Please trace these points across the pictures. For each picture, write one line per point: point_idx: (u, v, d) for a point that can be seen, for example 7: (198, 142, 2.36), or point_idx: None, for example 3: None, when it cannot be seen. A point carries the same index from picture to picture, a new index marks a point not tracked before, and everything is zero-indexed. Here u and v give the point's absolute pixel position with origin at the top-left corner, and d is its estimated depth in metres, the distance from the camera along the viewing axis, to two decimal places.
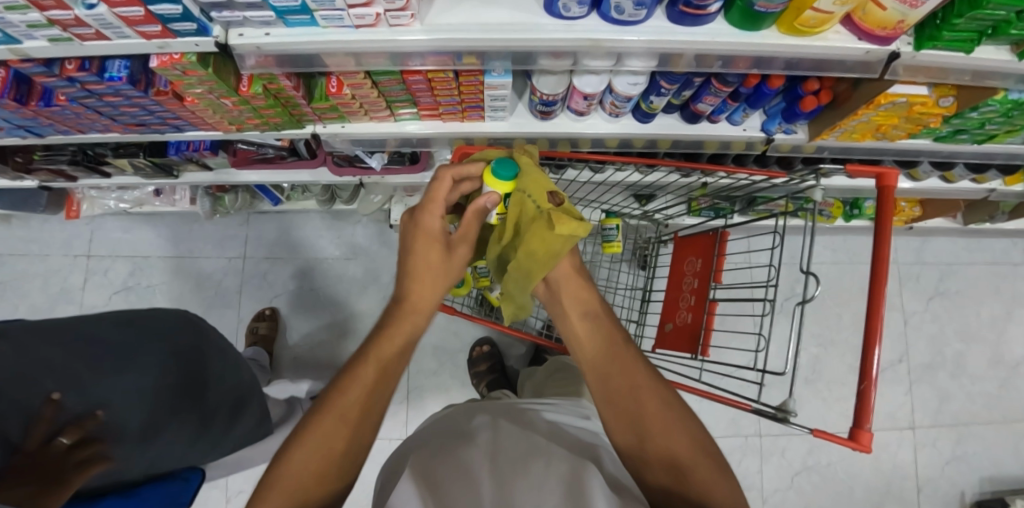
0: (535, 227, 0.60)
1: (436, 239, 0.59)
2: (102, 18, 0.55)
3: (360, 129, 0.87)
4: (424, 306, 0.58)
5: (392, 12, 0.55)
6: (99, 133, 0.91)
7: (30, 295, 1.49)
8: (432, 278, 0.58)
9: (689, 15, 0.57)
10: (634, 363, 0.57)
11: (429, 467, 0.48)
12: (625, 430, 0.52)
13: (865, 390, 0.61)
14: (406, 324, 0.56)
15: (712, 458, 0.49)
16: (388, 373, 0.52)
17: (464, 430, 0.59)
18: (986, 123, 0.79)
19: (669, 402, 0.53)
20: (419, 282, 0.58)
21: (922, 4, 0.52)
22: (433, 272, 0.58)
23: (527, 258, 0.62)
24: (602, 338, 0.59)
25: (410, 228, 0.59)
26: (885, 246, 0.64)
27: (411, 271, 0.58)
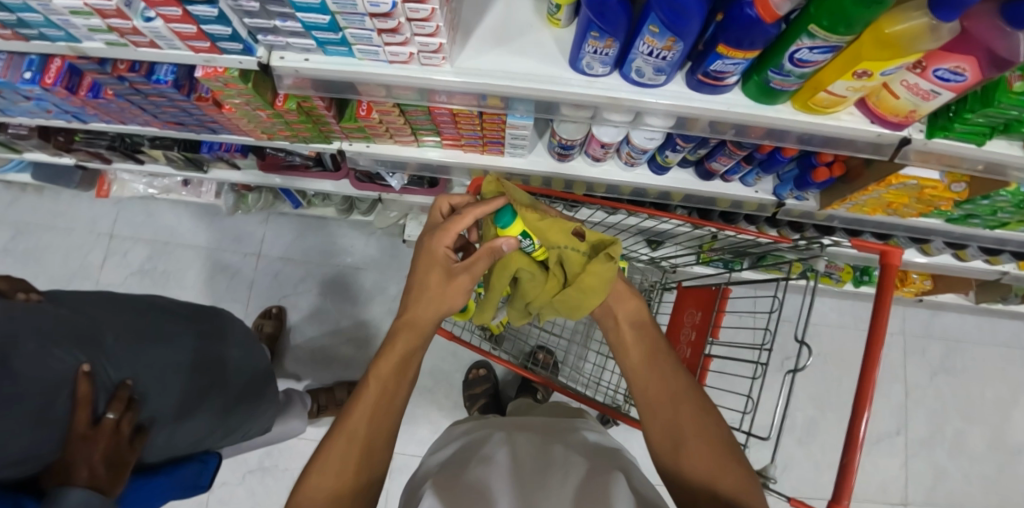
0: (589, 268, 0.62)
1: (440, 263, 0.60)
2: (157, 30, 0.60)
3: (383, 150, 0.90)
4: (419, 328, 0.58)
5: (425, 53, 0.58)
6: (139, 126, 0.96)
7: (51, 266, 1.54)
8: (428, 302, 0.59)
9: (707, 84, 0.60)
10: (676, 371, 0.60)
11: (462, 474, 0.51)
12: (663, 437, 0.56)
13: (848, 463, 0.61)
14: (400, 342, 0.57)
15: (743, 467, 0.52)
16: (394, 386, 0.54)
17: (481, 445, 0.60)
18: (997, 211, 0.80)
19: (703, 412, 0.57)
20: (418, 303, 0.59)
21: (934, 97, 0.54)
22: (432, 292, 0.59)
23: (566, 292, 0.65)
24: (644, 346, 0.63)
25: (418, 255, 0.61)
26: (884, 317, 0.65)
27: (414, 294, 0.59)
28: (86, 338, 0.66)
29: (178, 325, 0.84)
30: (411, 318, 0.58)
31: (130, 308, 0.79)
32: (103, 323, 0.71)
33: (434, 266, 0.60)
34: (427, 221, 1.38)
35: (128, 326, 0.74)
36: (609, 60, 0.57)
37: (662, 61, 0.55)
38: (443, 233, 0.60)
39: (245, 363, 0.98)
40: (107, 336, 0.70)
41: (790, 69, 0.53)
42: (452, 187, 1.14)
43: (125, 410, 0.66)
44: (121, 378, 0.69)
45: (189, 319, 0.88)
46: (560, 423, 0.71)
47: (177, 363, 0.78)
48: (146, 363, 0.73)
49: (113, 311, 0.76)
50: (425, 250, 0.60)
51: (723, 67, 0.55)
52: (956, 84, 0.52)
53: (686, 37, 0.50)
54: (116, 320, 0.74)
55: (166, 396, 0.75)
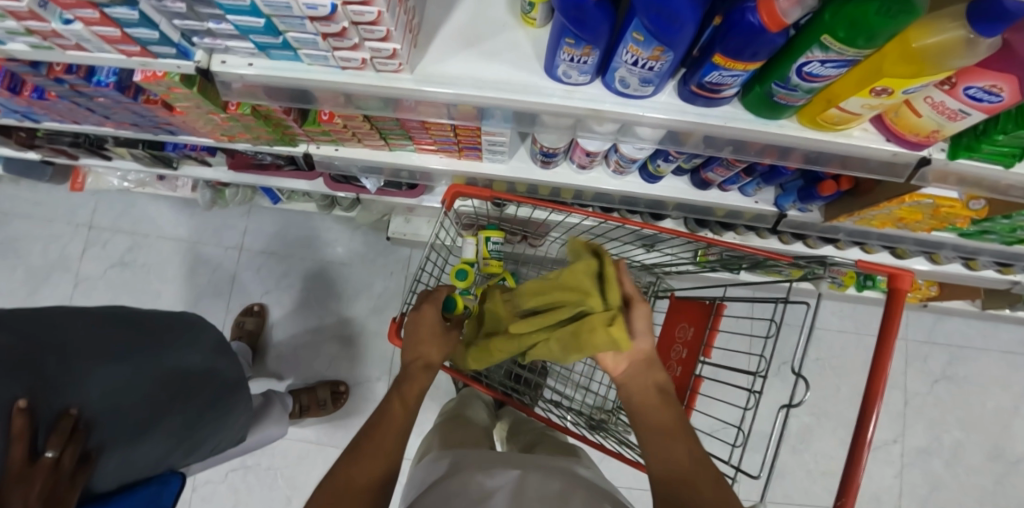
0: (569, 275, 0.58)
1: (438, 325, 0.72)
2: (79, 34, 0.54)
3: (352, 154, 0.83)
4: (431, 369, 0.69)
5: (379, 59, 0.52)
6: (93, 125, 0.88)
7: (24, 260, 1.48)
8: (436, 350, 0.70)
9: (702, 96, 0.52)
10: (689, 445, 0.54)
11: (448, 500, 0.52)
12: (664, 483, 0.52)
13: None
14: (419, 380, 0.67)
15: None
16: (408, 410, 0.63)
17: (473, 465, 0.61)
18: (1016, 229, 0.75)
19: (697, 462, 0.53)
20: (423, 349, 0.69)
21: (962, 117, 0.47)
22: (435, 342, 0.70)
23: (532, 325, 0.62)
24: (664, 412, 0.57)
25: (413, 320, 0.71)
26: (893, 335, 0.58)
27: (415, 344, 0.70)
28: (28, 364, 0.62)
29: (139, 341, 0.79)
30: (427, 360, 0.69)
31: (86, 321, 0.74)
32: (52, 344, 0.66)
33: (432, 324, 0.71)
34: (412, 219, 1.33)
35: (79, 345, 0.70)
36: (589, 69, 0.50)
37: (648, 72, 0.48)
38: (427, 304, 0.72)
39: (214, 373, 0.95)
40: (53, 360, 0.65)
41: (797, 82, 0.46)
42: (434, 188, 1.08)
43: (66, 445, 0.62)
44: (64, 407, 0.65)
45: (154, 332, 0.84)
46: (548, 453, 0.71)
47: (132, 384, 0.75)
48: (95, 388, 0.69)
49: (65, 327, 0.70)
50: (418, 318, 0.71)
51: (719, 79, 0.48)
52: (990, 105, 0.45)
53: (676, 46, 0.43)
54: (67, 339, 0.69)
55: (116, 422, 0.71)
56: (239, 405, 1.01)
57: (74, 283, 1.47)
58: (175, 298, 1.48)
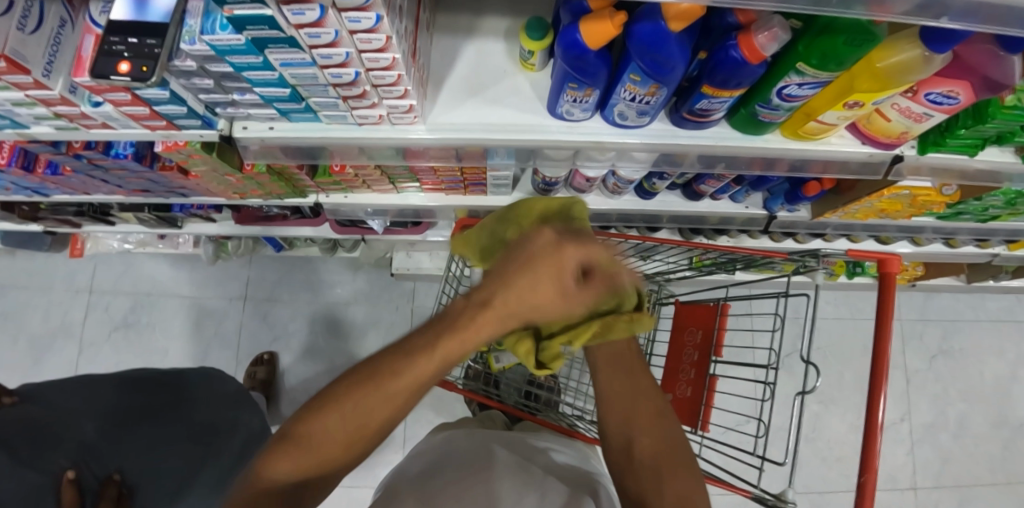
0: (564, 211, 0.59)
1: (563, 277, 0.39)
2: (108, 114, 0.57)
3: (361, 199, 0.87)
4: (501, 323, 0.39)
5: (395, 114, 0.56)
6: (103, 195, 0.90)
7: (24, 331, 1.45)
8: (531, 317, 0.39)
9: (692, 120, 0.57)
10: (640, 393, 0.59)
11: (442, 480, 0.59)
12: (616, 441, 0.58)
13: (866, 486, 0.60)
14: (506, 289, 0.45)
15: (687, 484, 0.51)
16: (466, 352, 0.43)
17: (468, 450, 0.67)
18: (989, 208, 0.81)
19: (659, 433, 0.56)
20: (507, 302, 0.39)
21: (926, 118, 0.53)
22: (544, 228, 0.46)
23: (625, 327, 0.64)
24: (616, 370, 0.61)
25: (530, 250, 0.39)
26: (889, 313, 0.63)
27: (504, 282, 0.39)
28: (64, 436, 0.66)
29: (165, 399, 0.81)
30: (520, 259, 0.47)
31: (116, 389, 0.77)
32: (85, 414, 0.70)
33: (552, 275, 0.39)
34: (414, 253, 1.35)
35: (111, 412, 0.73)
36: (590, 106, 0.55)
37: (645, 105, 0.52)
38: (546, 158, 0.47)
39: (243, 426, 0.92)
40: (89, 430, 0.68)
41: (778, 103, 0.51)
42: (438, 222, 1.11)
43: None
44: (107, 472, 0.68)
45: (179, 391, 0.85)
46: (538, 447, 0.77)
47: (170, 444, 0.77)
48: (133, 451, 0.72)
49: (97, 397, 0.74)
50: (536, 186, 0.46)
51: (709, 106, 0.53)
52: (949, 107, 0.50)
53: (669, 84, 0.47)
54: (99, 406, 0.72)
55: (159, 482, 0.74)
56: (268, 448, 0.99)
57: (78, 350, 1.45)
58: (183, 355, 1.47)
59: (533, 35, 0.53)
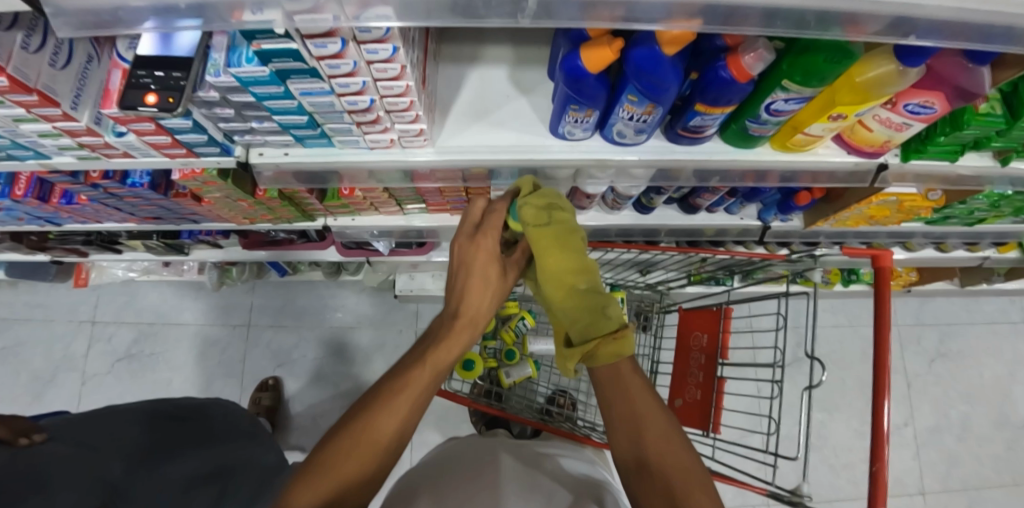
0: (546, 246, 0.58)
1: (494, 260, 0.56)
2: (131, 143, 0.60)
3: (369, 221, 0.89)
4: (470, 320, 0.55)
5: (406, 138, 0.59)
6: (114, 223, 0.91)
7: (27, 364, 1.44)
8: (486, 297, 0.56)
9: (686, 136, 0.60)
10: (640, 398, 0.55)
11: (455, 486, 0.62)
12: (625, 456, 0.54)
13: (878, 473, 0.66)
14: (462, 335, 0.55)
15: (707, 494, 0.50)
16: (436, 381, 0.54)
17: (473, 456, 0.71)
18: (974, 211, 0.85)
19: (670, 435, 0.54)
20: (472, 295, 0.55)
21: (907, 127, 0.56)
22: (485, 287, 0.55)
23: (609, 337, 0.56)
24: (616, 382, 0.56)
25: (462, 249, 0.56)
26: (886, 319, 0.72)
27: (464, 284, 0.55)
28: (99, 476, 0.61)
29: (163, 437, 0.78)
30: (474, 314, 0.55)
31: (133, 425, 0.76)
32: (110, 448, 0.68)
33: (489, 264, 0.56)
34: (416, 274, 1.37)
35: (135, 446, 0.71)
36: (590, 126, 0.58)
37: (643, 124, 0.55)
38: (484, 233, 0.58)
39: (256, 457, 0.95)
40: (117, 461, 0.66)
41: (766, 118, 0.54)
42: (441, 242, 1.14)
43: None
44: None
45: (191, 427, 0.86)
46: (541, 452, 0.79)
47: (188, 480, 0.75)
48: (159, 484, 0.69)
49: (116, 431, 0.72)
50: (472, 251, 0.56)
51: (702, 122, 0.56)
52: (926, 115, 0.54)
53: (664, 102, 0.51)
54: (112, 448, 0.68)
55: None
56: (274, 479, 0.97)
57: (80, 382, 1.44)
58: (186, 384, 1.45)
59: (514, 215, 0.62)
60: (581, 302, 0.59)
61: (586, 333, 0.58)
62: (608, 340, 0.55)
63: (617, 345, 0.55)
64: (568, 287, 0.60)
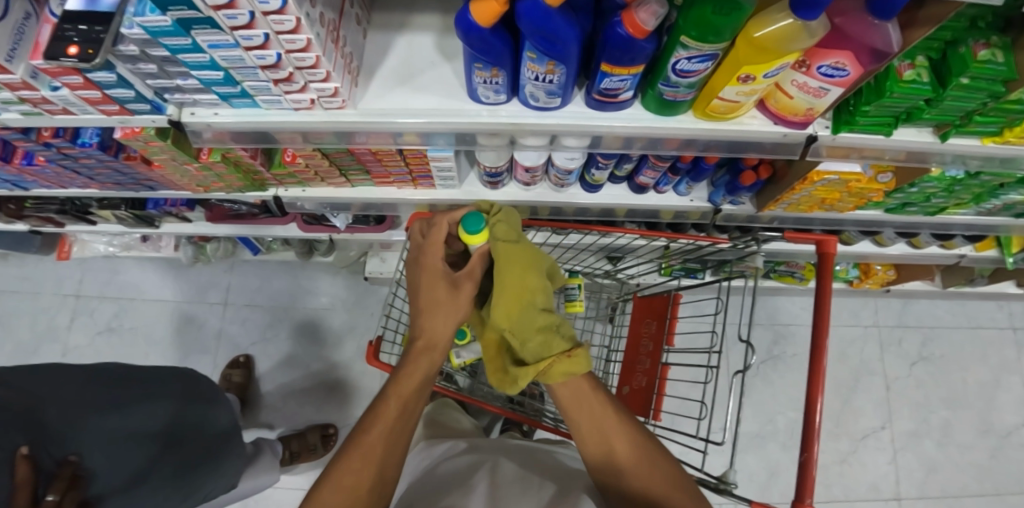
0: (506, 269, 0.57)
1: (441, 276, 0.57)
2: (66, 98, 0.61)
3: (319, 192, 0.91)
4: (436, 345, 0.56)
5: (324, 98, 0.60)
6: (78, 189, 0.95)
7: (15, 333, 1.49)
8: (443, 317, 0.56)
9: (608, 102, 0.60)
10: (606, 411, 0.55)
11: (441, 485, 0.56)
12: (597, 459, 0.54)
13: (808, 461, 0.59)
14: (421, 364, 0.55)
15: (688, 491, 0.51)
16: (408, 410, 0.52)
17: (459, 470, 0.60)
18: (930, 197, 0.83)
19: (641, 441, 0.54)
20: (428, 319, 0.56)
21: (824, 94, 0.54)
22: (441, 307, 0.56)
23: (560, 356, 0.54)
24: (576, 399, 0.56)
25: (417, 270, 0.58)
26: (826, 309, 0.64)
27: (421, 307, 0.56)
28: (29, 419, 0.63)
29: (123, 385, 0.79)
30: (430, 336, 0.56)
31: (80, 379, 0.74)
32: (46, 400, 0.67)
33: (435, 278, 0.57)
34: (386, 256, 1.38)
35: (76, 401, 0.70)
36: (502, 88, 0.58)
37: (550, 84, 0.55)
38: (430, 246, 0.59)
39: (207, 424, 0.92)
40: (48, 416, 0.66)
41: (676, 80, 0.54)
42: (401, 221, 1.15)
43: (68, 490, 0.61)
44: (64, 455, 0.65)
45: (150, 383, 0.84)
46: (539, 448, 0.72)
47: (127, 435, 0.74)
48: (93, 435, 0.69)
49: (58, 385, 0.71)
50: (421, 265, 0.58)
51: (613, 85, 0.56)
52: (842, 80, 0.52)
53: (565, 60, 0.50)
54: (59, 393, 0.70)
55: (112, 471, 0.70)
56: (231, 445, 0.98)
57: (63, 353, 1.48)
58: (163, 358, 1.49)
59: (470, 227, 0.59)
60: (534, 321, 0.57)
61: (537, 353, 0.55)
62: (559, 359, 0.54)
63: (568, 363, 0.54)
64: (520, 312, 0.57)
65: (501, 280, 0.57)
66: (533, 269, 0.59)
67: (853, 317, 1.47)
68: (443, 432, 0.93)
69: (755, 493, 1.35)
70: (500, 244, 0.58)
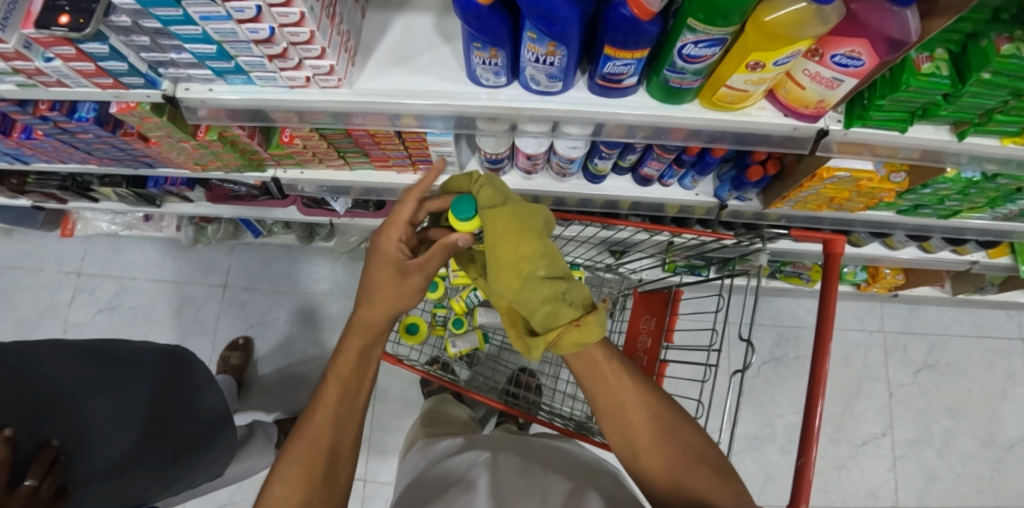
0: (500, 234, 0.53)
1: (392, 261, 0.54)
2: (60, 70, 0.60)
3: (318, 175, 0.90)
4: (374, 331, 0.54)
5: (320, 76, 0.58)
6: (77, 164, 0.95)
7: (18, 307, 1.51)
8: (381, 303, 0.54)
9: (611, 88, 0.58)
10: (621, 381, 0.51)
11: (444, 486, 0.54)
12: (620, 440, 0.50)
13: (805, 466, 0.58)
14: (355, 342, 0.53)
15: (715, 470, 0.48)
16: (350, 392, 0.51)
17: (460, 469, 0.59)
18: (944, 199, 0.80)
19: (669, 423, 0.50)
20: (371, 305, 0.54)
21: (838, 85, 0.52)
22: (384, 294, 0.54)
23: (568, 326, 0.48)
24: (588, 368, 0.51)
25: (370, 255, 0.56)
26: (830, 310, 0.62)
27: (366, 293, 0.54)
28: (14, 400, 0.63)
29: (122, 365, 0.79)
30: (367, 318, 0.54)
31: (79, 358, 0.74)
32: (34, 381, 0.67)
33: (386, 265, 0.54)
34: None
35: (64, 383, 0.70)
36: (501, 70, 0.56)
37: (551, 67, 0.53)
38: (387, 230, 0.55)
39: (199, 412, 0.92)
40: (31, 401, 0.66)
41: (682, 66, 0.51)
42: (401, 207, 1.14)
43: (45, 475, 0.61)
44: (45, 438, 0.65)
45: (149, 365, 0.84)
46: (544, 443, 0.70)
47: (113, 420, 0.74)
48: (73, 420, 0.70)
49: (54, 364, 0.71)
50: (374, 250, 0.55)
51: (616, 69, 0.54)
52: (856, 70, 0.49)
53: (567, 42, 0.48)
54: (47, 373, 0.70)
55: (91, 455, 0.71)
56: (224, 435, 0.98)
57: (64, 329, 1.49)
58: (162, 337, 1.50)
59: (460, 214, 0.55)
60: (539, 289, 0.49)
61: (544, 324, 0.49)
62: (568, 328, 0.47)
63: (578, 333, 0.47)
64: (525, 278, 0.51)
65: (494, 251, 0.53)
66: (535, 231, 0.53)
67: (858, 321, 1.44)
68: (440, 427, 0.91)
69: (750, 494, 1.34)
70: (489, 217, 0.54)
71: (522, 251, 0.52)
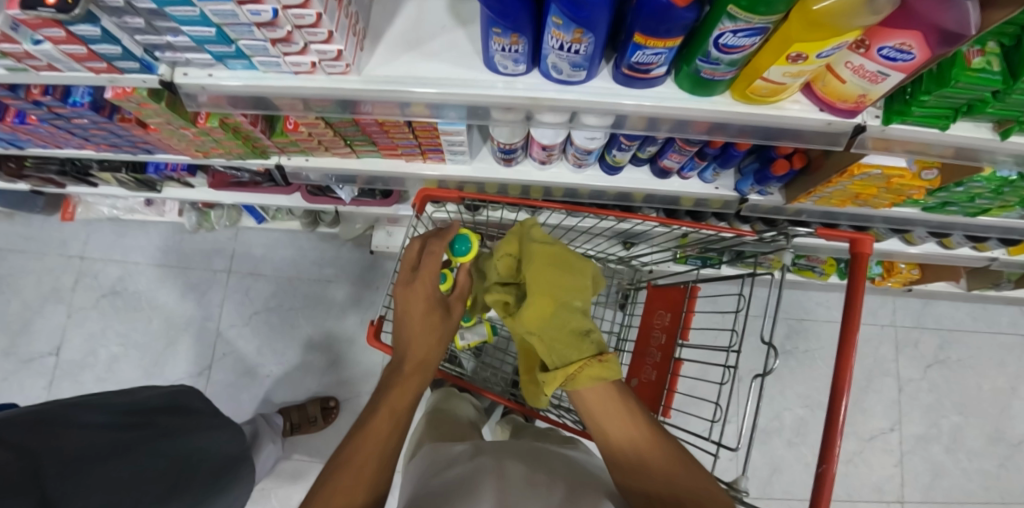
0: (540, 267, 0.59)
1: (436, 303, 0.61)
2: (50, 53, 0.56)
3: (324, 163, 0.87)
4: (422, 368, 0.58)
5: (326, 61, 0.55)
6: (75, 149, 0.91)
7: (21, 291, 1.49)
8: (431, 336, 0.59)
9: (637, 78, 0.55)
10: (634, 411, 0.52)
11: (446, 491, 0.52)
12: (626, 470, 0.48)
13: (826, 472, 0.56)
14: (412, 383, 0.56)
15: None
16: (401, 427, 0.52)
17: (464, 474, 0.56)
18: (974, 198, 0.77)
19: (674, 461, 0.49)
20: (417, 340, 0.58)
21: (882, 79, 0.49)
22: (431, 328, 0.59)
23: (591, 360, 0.51)
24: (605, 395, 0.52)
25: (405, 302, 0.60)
26: (856, 313, 0.59)
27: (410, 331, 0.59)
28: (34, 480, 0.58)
29: (115, 426, 0.75)
30: (420, 358, 0.58)
31: (72, 429, 0.69)
32: (44, 458, 0.62)
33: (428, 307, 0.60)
34: (393, 231, 1.35)
35: (72, 454, 0.65)
36: (521, 57, 0.53)
37: (576, 55, 0.50)
38: (421, 278, 0.60)
39: (211, 447, 0.90)
40: (50, 474, 0.61)
41: (717, 56, 0.48)
42: (408, 196, 1.12)
43: None
44: None
45: (137, 417, 0.81)
46: (551, 450, 0.68)
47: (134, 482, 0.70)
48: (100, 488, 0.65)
49: (52, 439, 0.65)
50: (412, 294, 0.60)
51: (646, 59, 0.50)
52: (905, 64, 0.46)
53: (594, 28, 0.45)
54: (52, 448, 0.64)
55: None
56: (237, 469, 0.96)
57: (70, 313, 1.48)
58: (167, 323, 1.49)
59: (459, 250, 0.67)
60: (569, 322, 0.55)
61: (565, 358, 0.53)
62: (591, 363, 0.51)
63: (598, 368, 0.51)
64: (561, 305, 0.57)
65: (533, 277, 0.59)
66: (582, 268, 0.61)
67: (870, 316, 1.42)
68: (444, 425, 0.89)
69: (757, 487, 1.35)
70: (534, 247, 0.61)
71: (567, 280, 0.59)
